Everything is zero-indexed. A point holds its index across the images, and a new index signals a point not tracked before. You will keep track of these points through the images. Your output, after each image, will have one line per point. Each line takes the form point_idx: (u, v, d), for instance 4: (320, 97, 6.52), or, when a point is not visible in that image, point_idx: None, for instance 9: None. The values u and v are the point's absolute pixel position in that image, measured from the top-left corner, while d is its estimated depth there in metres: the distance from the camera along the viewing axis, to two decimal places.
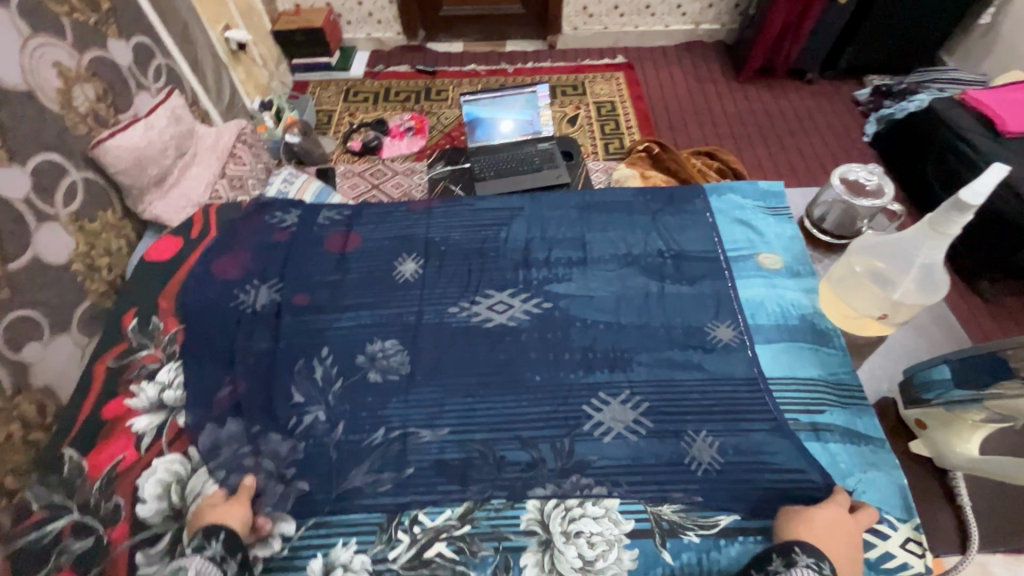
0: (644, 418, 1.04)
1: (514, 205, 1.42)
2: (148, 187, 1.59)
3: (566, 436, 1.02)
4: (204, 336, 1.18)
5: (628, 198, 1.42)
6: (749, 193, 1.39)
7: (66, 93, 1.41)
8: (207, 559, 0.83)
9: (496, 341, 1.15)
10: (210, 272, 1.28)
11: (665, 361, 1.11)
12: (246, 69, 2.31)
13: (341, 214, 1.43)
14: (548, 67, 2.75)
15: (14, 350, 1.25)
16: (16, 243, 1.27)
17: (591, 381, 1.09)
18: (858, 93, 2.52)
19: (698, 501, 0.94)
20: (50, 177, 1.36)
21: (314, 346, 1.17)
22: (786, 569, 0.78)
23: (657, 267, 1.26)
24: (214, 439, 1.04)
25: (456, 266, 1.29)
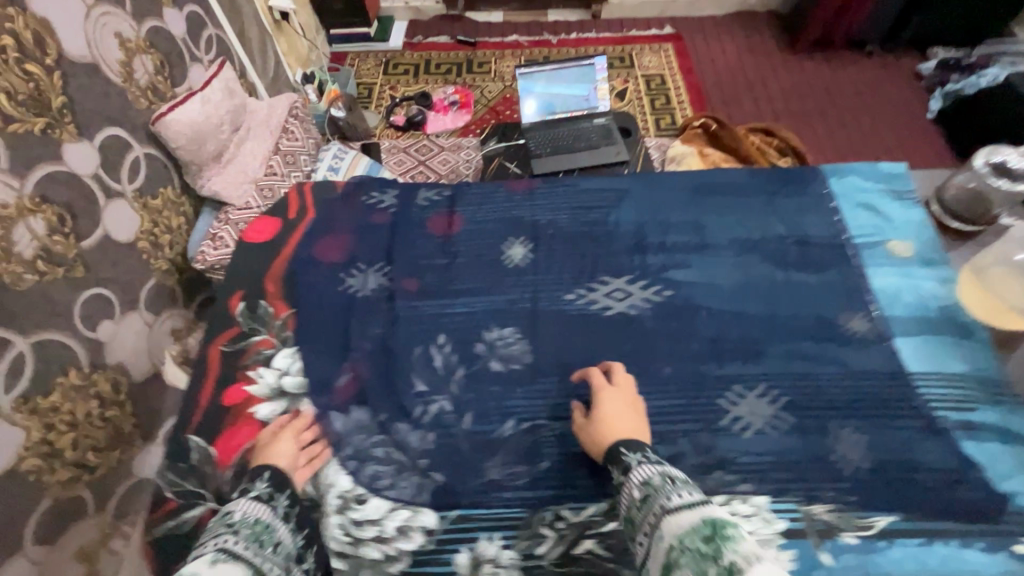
0: (785, 413, 1.01)
1: (619, 186, 1.37)
2: (206, 163, 1.56)
3: (705, 432, 1.00)
4: (313, 322, 1.17)
5: (742, 179, 1.37)
6: (871, 175, 1.35)
7: (127, 66, 1.38)
8: (254, 499, 0.82)
9: (619, 329, 1.12)
10: (316, 255, 1.27)
11: (800, 354, 1.08)
12: (288, 39, 2.24)
13: (441, 194, 1.39)
14: (593, 38, 2.65)
15: (90, 328, 1.25)
16: (88, 220, 1.25)
17: (725, 374, 1.06)
18: (922, 67, 2.38)
19: (853, 501, 0.93)
20: (115, 152, 1.33)
21: (430, 332, 1.15)
22: (625, 474, 0.79)
23: (783, 255, 1.22)
24: (342, 428, 1.03)
25: (565, 250, 1.25)
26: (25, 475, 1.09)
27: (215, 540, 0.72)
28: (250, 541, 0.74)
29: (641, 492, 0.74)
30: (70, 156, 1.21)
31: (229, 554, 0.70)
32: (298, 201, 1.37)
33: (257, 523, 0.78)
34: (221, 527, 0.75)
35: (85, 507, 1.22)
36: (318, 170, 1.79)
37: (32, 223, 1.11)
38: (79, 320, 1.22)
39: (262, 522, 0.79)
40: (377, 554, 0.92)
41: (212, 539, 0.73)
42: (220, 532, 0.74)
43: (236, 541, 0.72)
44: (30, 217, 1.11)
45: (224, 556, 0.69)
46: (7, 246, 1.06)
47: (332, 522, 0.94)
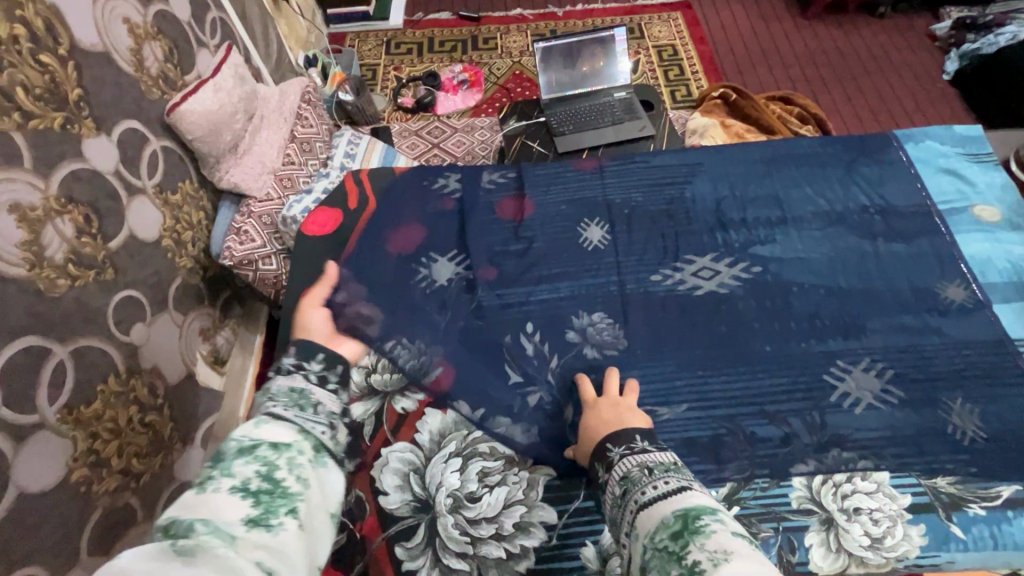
0: (893, 387, 1.01)
1: (691, 160, 1.34)
2: (224, 154, 1.49)
3: (814, 410, 0.99)
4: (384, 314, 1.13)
5: (816, 148, 1.34)
6: (947, 139, 1.34)
7: (138, 53, 1.30)
8: (288, 370, 0.82)
9: (709, 310, 1.11)
10: (384, 247, 1.23)
11: (898, 326, 1.07)
12: (288, 21, 2.13)
13: (506, 176, 1.36)
14: (600, 8, 2.57)
15: (124, 332, 1.20)
16: (113, 219, 1.19)
17: (828, 351, 1.05)
18: (936, 27, 2.35)
19: (974, 472, 0.93)
20: (133, 146, 1.26)
21: (517, 322, 1.12)
22: (607, 472, 0.78)
23: (868, 225, 1.21)
24: (438, 426, 1.01)
25: (644, 230, 1.23)
26: (76, 487, 1.05)
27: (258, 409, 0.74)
28: (288, 404, 0.75)
29: (621, 487, 0.73)
30: (92, 152, 1.15)
31: (274, 416, 0.73)
32: (356, 189, 1.32)
33: (293, 390, 0.78)
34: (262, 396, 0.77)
35: (135, 516, 1.18)
36: (335, 156, 1.71)
37: (60, 225, 1.05)
38: (114, 324, 1.17)
39: (299, 388, 0.79)
40: (500, 552, 0.90)
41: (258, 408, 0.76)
42: (263, 400, 0.76)
43: (277, 406, 0.74)
44: (57, 219, 1.05)
45: (267, 418, 0.71)
46: (39, 250, 1.01)
47: (447, 522, 0.92)
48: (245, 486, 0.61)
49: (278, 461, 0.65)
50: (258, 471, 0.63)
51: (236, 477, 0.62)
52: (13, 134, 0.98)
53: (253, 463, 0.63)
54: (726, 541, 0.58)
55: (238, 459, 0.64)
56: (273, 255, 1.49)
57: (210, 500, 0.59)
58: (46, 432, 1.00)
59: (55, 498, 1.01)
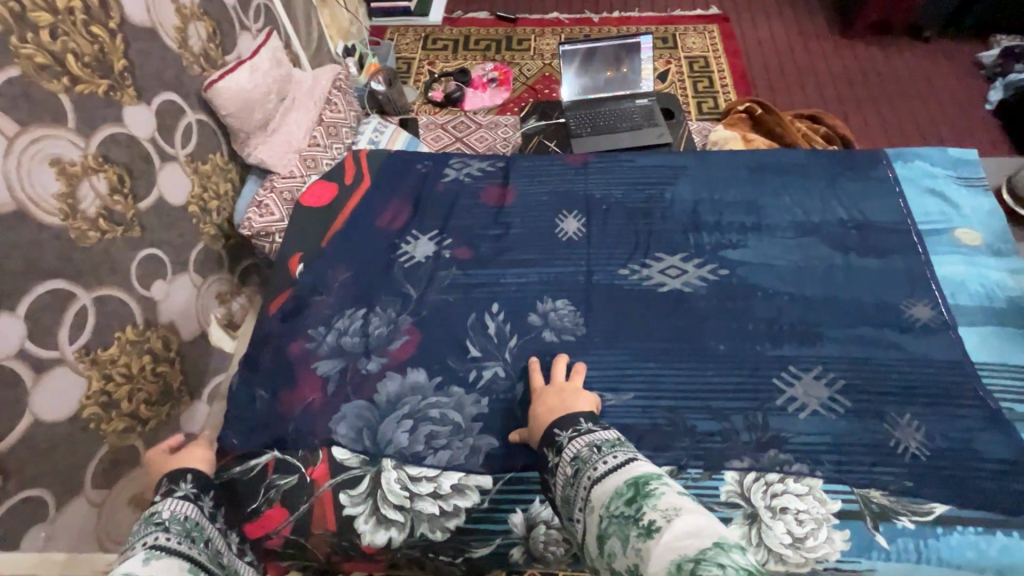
0: (841, 397, 1.00)
1: (675, 163, 1.37)
2: (253, 132, 1.59)
3: (758, 410, 0.99)
4: (362, 283, 1.20)
5: (802, 161, 1.35)
6: (939, 161, 1.33)
7: (182, 32, 1.40)
8: (181, 497, 0.85)
9: (674, 307, 1.12)
10: (375, 225, 1.30)
11: (859, 338, 1.06)
12: (331, 11, 2.23)
13: (494, 165, 1.43)
14: (636, 17, 2.58)
15: (145, 287, 1.30)
16: (145, 183, 1.29)
17: (781, 354, 1.05)
18: (984, 55, 2.27)
19: (910, 486, 0.92)
20: (171, 117, 1.37)
21: (484, 300, 1.16)
22: (558, 455, 0.82)
23: (843, 238, 1.20)
24: (397, 389, 1.05)
25: (620, 225, 1.25)
26: (86, 422, 1.14)
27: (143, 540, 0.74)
28: (182, 536, 0.78)
29: (573, 467, 0.78)
30: (131, 120, 1.25)
31: (164, 550, 0.74)
32: (355, 167, 1.40)
33: (186, 521, 0.81)
34: (149, 525, 0.77)
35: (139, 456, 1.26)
36: (359, 142, 1.81)
37: (95, 181, 1.15)
38: (136, 278, 1.27)
39: (190, 519, 0.82)
40: (434, 509, 0.96)
41: (141, 540, 0.75)
42: (150, 531, 0.76)
43: (169, 538, 0.76)
44: (93, 175, 1.15)
45: (160, 553, 0.73)
46: (74, 203, 1.11)
47: (390, 476, 0.98)
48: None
49: None
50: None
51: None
52: (59, 96, 1.08)
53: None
54: (672, 499, 0.66)
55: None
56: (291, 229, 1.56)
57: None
58: (63, 367, 1.10)
59: (67, 429, 1.10)
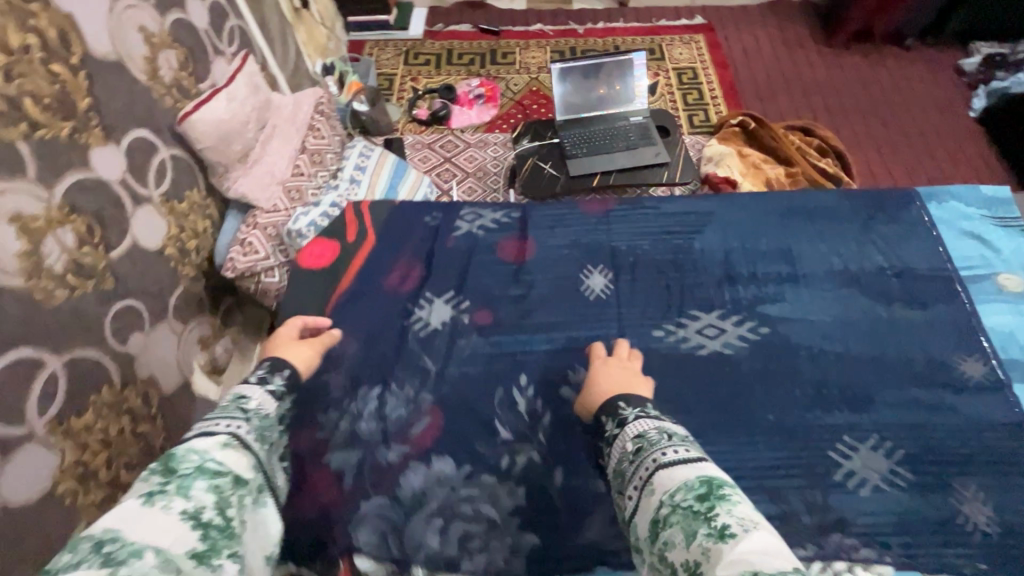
0: (903, 469, 0.97)
1: (705, 210, 1.32)
2: (233, 163, 1.49)
3: (817, 488, 0.95)
4: (376, 358, 1.13)
5: (833, 202, 1.32)
6: (971, 201, 1.33)
7: (152, 62, 1.30)
8: (269, 393, 0.91)
9: (716, 371, 1.07)
10: (384, 289, 1.24)
11: (913, 401, 1.03)
12: (307, 28, 2.12)
13: (510, 216, 1.36)
14: (621, 27, 2.54)
15: (120, 342, 1.19)
16: (117, 229, 1.19)
17: (830, 424, 1.01)
18: (965, 62, 2.30)
19: (983, 569, 0.89)
20: (142, 154, 1.26)
21: (511, 373, 1.10)
22: (619, 428, 0.85)
23: (886, 289, 1.17)
24: (421, 482, 0.98)
25: (650, 280, 1.21)
26: (61, 498, 1.04)
27: (228, 422, 0.81)
28: (259, 432, 0.84)
29: (635, 445, 0.80)
30: (98, 162, 1.15)
31: (241, 443, 0.80)
32: (357, 221, 1.35)
33: (266, 419, 0.87)
34: (236, 410, 0.85)
35: None
36: (345, 168, 1.73)
37: (61, 236, 1.05)
38: (110, 333, 1.16)
39: (270, 417, 0.88)
40: None
41: (226, 420, 0.82)
42: (234, 415, 0.84)
43: (248, 432, 0.82)
44: (59, 228, 1.05)
45: (235, 443, 0.79)
46: (38, 261, 1.01)
47: None
48: (197, 514, 0.68)
49: (230, 498, 0.73)
50: (215, 502, 0.70)
51: (191, 500, 0.68)
52: (18, 145, 0.98)
53: (211, 492, 0.70)
54: (747, 510, 0.66)
55: (198, 481, 0.71)
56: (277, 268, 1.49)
57: (160, 518, 0.65)
58: (33, 444, 0.99)
59: (39, 510, 1.00)
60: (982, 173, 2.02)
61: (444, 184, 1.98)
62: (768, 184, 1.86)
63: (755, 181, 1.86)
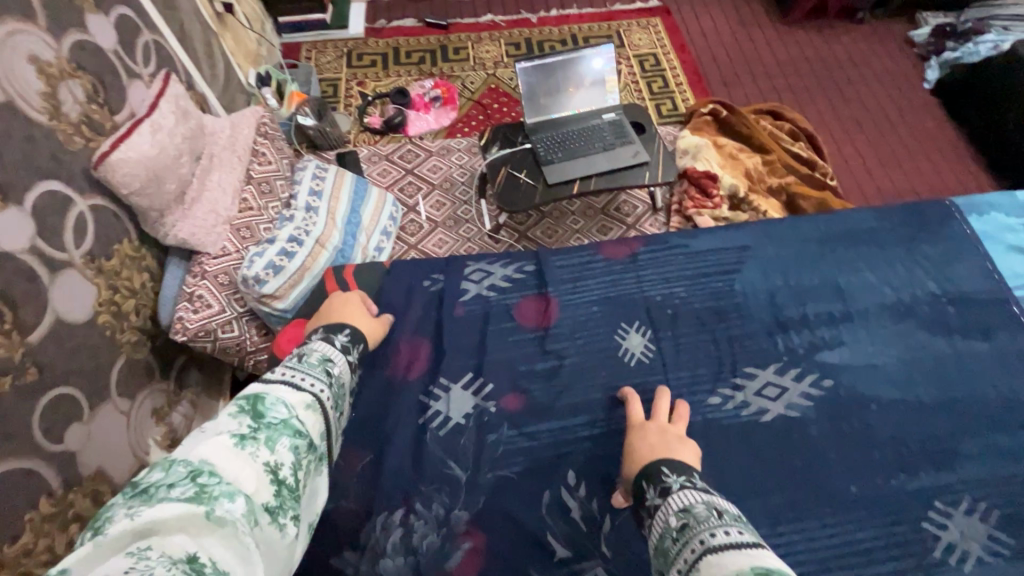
0: (1002, 534, 0.94)
1: (738, 243, 1.26)
2: (169, 206, 1.28)
3: (918, 569, 0.91)
4: (398, 470, 0.99)
5: (871, 225, 1.29)
6: (1012, 211, 1.31)
7: (52, 97, 1.07)
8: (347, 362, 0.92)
9: (782, 438, 1.02)
10: (395, 377, 1.10)
11: (995, 449, 1.01)
12: (234, 34, 1.88)
13: (526, 269, 1.24)
14: (576, 14, 2.42)
15: (56, 441, 1.00)
16: (31, 307, 0.98)
17: (920, 489, 0.98)
18: (915, 33, 2.33)
19: None
20: (54, 213, 1.05)
21: (557, 472, 1.00)
22: (662, 498, 0.78)
23: (943, 321, 1.15)
24: None
25: (695, 336, 1.14)
26: None
27: (312, 381, 0.82)
28: (336, 400, 0.86)
29: (679, 521, 0.72)
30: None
31: (321, 406, 0.81)
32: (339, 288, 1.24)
33: (342, 387, 0.88)
34: (321, 368, 0.86)
35: None
36: (299, 194, 1.52)
37: None
38: (40, 434, 0.97)
39: (344, 386, 0.89)
40: None
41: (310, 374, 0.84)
42: (319, 373, 0.85)
43: (327, 397, 0.83)
44: None
45: (317, 406, 0.80)
46: None
47: None
48: (277, 471, 0.69)
49: (304, 461, 0.74)
50: (293, 462, 0.71)
51: (276, 455, 0.69)
52: None
53: (293, 453, 0.72)
54: None
55: (284, 437, 0.72)
56: (234, 321, 1.33)
57: (245, 466, 0.66)
58: None
59: None
60: (950, 155, 2.04)
61: (410, 199, 1.82)
62: (748, 175, 1.80)
63: (735, 173, 1.81)
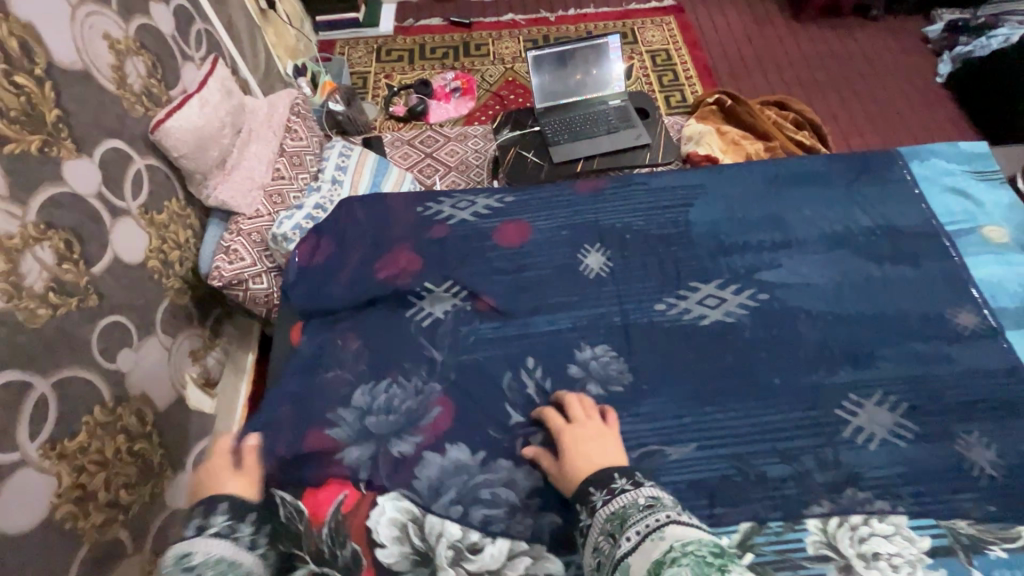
0: (907, 421, 1.01)
1: (695, 182, 1.37)
2: (211, 171, 1.46)
3: (828, 446, 0.98)
4: (379, 352, 1.12)
5: (820, 168, 1.38)
6: (953, 158, 1.37)
7: (119, 69, 1.26)
8: (214, 536, 0.77)
9: (717, 339, 1.11)
10: (381, 270, 1.24)
11: (911, 354, 1.07)
12: (275, 29, 2.07)
13: (500, 201, 1.36)
14: (593, 13, 2.54)
15: (110, 360, 1.16)
16: (95, 243, 1.16)
17: (837, 381, 1.05)
18: (928, 29, 2.36)
19: (995, 511, 0.92)
20: (116, 166, 1.22)
21: (516, 356, 1.11)
22: (633, 486, 0.80)
23: (874, 246, 1.22)
24: (437, 473, 0.98)
25: (642, 256, 1.24)
26: (61, 523, 1.02)
27: None
28: None
29: (647, 500, 0.76)
30: (72, 175, 1.12)
31: None
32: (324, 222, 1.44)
33: (221, 561, 0.75)
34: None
35: (123, 547, 1.15)
36: (326, 169, 1.67)
37: (39, 253, 1.03)
38: (97, 352, 1.13)
39: (224, 558, 0.75)
40: None
41: None
42: None
43: None
44: (35, 246, 1.02)
45: None
46: (17, 279, 0.99)
47: None
48: None
49: None
50: None
51: None
52: None
53: None
54: None
55: None
56: (264, 273, 1.47)
57: None
58: (27, 470, 0.97)
59: (41, 536, 0.98)
60: (956, 140, 2.07)
61: (428, 180, 1.95)
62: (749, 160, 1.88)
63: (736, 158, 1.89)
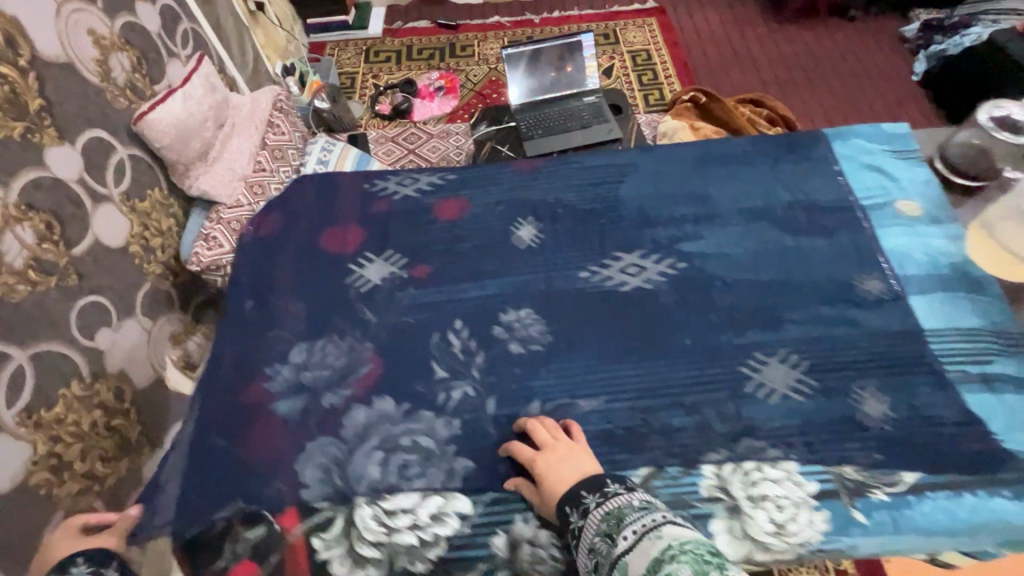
0: (807, 377, 1.08)
1: (626, 160, 1.46)
2: (192, 161, 1.52)
3: (730, 401, 1.06)
4: (326, 318, 1.22)
5: (748, 151, 1.46)
6: (874, 138, 1.46)
7: (103, 64, 1.33)
8: None
9: (633, 303, 1.20)
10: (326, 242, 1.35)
11: (817, 319, 1.15)
12: (265, 30, 2.14)
13: (445, 178, 1.47)
14: (577, 15, 2.60)
15: (89, 337, 1.22)
16: (77, 226, 1.22)
17: (744, 341, 1.13)
18: (907, 29, 2.39)
19: (879, 459, 0.99)
20: (99, 154, 1.29)
21: (444, 319, 1.20)
22: (626, 490, 0.87)
23: (790, 221, 1.31)
24: (365, 418, 1.08)
25: (570, 228, 1.33)
26: (35, 489, 1.07)
27: None
28: None
29: (641, 502, 0.83)
30: (54, 161, 1.18)
31: None
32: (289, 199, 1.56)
33: None
34: None
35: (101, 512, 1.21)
36: (308, 163, 1.74)
37: (20, 232, 1.09)
38: (75, 328, 1.19)
39: None
40: (413, 539, 0.97)
41: None
42: None
43: None
44: (17, 226, 1.09)
45: None
46: None
47: (365, 513, 0.99)
48: None
49: None
50: None
51: None
52: None
53: None
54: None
55: None
56: None
57: None
58: (5, 437, 1.03)
59: (15, 498, 1.03)
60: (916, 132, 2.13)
61: None
62: None
63: None
